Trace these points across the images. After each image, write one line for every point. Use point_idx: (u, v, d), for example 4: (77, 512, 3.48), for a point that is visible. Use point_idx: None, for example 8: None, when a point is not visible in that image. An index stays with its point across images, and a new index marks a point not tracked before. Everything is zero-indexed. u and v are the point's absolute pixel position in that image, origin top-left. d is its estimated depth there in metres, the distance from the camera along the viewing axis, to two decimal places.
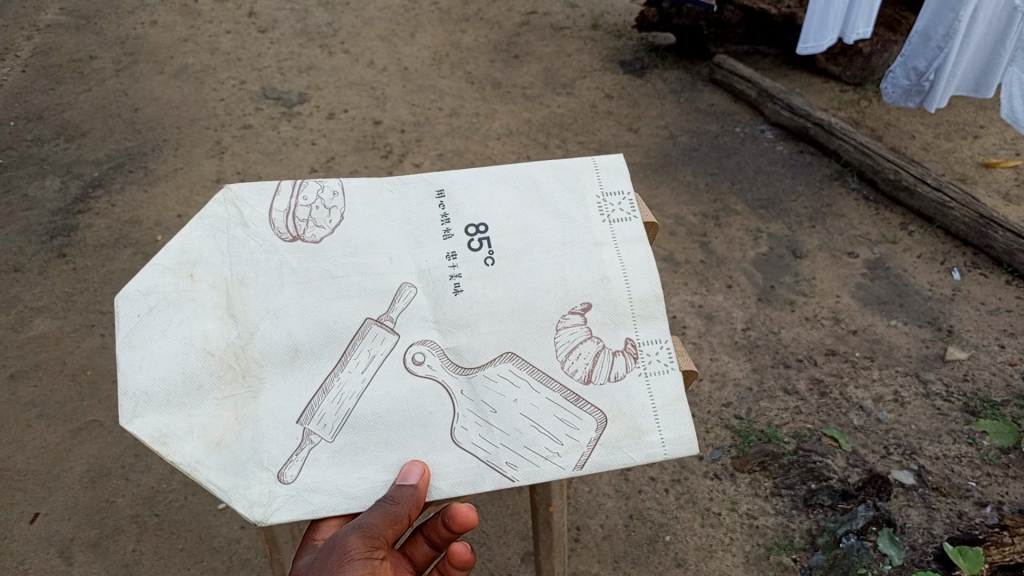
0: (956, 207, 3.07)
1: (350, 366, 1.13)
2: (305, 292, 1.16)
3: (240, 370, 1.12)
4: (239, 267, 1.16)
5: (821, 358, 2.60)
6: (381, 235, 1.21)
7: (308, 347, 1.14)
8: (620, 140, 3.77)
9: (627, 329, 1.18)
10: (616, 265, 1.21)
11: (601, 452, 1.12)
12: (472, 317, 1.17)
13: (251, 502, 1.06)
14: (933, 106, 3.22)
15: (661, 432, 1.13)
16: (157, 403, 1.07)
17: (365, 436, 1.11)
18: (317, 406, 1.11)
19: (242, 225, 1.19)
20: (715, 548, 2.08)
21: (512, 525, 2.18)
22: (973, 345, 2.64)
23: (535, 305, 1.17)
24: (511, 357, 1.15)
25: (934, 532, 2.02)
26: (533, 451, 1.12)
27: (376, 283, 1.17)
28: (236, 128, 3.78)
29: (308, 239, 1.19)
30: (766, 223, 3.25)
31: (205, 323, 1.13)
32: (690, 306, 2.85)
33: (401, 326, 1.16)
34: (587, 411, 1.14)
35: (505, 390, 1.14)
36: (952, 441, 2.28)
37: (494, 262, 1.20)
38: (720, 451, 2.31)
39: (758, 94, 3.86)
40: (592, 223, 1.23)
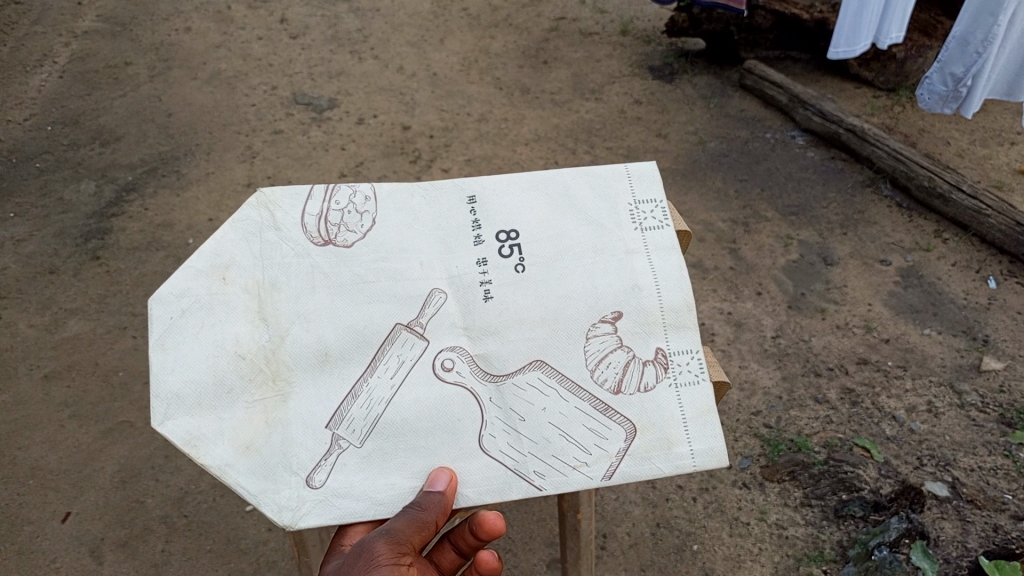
0: (992, 215, 3.01)
1: (380, 372, 1.13)
2: (336, 296, 1.17)
3: (271, 374, 1.12)
4: (271, 270, 1.18)
5: (852, 367, 2.57)
6: (412, 240, 1.22)
7: (337, 351, 1.14)
8: (648, 145, 3.76)
9: (657, 338, 1.17)
10: (648, 273, 1.20)
11: (629, 462, 1.11)
12: (502, 324, 1.16)
13: (280, 505, 1.07)
14: (971, 113, 3.16)
15: (691, 443, 1.12)
16: (189, 405, 1.09)
17: (393, 442, 1.11)
18: (347, 411, 1.12)
19: (274, 228, 1.20)
20: (744, 558, 2.06)
21: (538, 534, 2.17)
22: (1010, 355, 2.59)
23: (564, 312, 1.17)
24: (541, 365, 1.14)
25: (968, 546, 1.98)
26: (561, 460, 1.11)
27: (407, 288, 1.18)
28: (267, 133, 3.83)
29: (339, 245, 1.20)
30: (797, 230, 3.22)
31: (236, 326, 1.14)
32: (719, 313, 2.83)
33: (431, 332, 1.16)
34: (616, 421, 1.13)
35: (533, 399, 1.13)
36: (988, 453, 2.23)
37: (525, 269, 1.20)
38: (749, 460, 2.28)
39: (790, 100, 3.83)
40: (623, 231, 1.23)
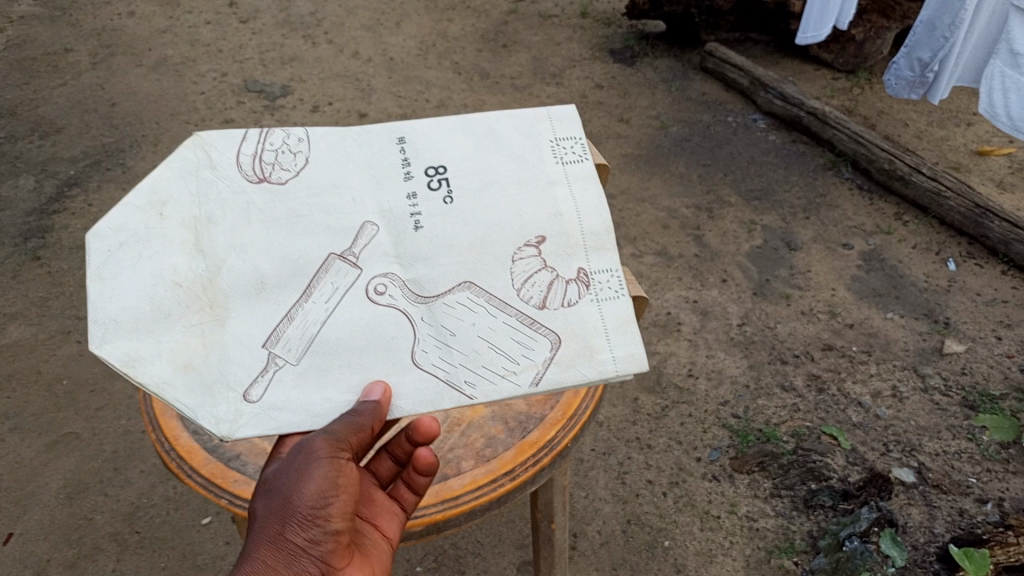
0: (951, 196, 3.03)
1: (310, 303, 0.97)
2: (273, 230, 0.99)
3: (208, 300, 0.95)
4: (207, 205, 0.99)
5: (818, 353, 2.57)
6: (346, 177, 1.03)
7: (274, 280, 0.97)
8: (610, 131, 3.72)
9: (578, 258, 1.02)
10: (569, 200, 1.04)
11: (554, 372, 0.97)
12: (433, 250, 1.00)
13: (217, 418, 0.91)
14: (938, 98, 3.15)
15: (612, 350, 0.98)
16: (127, 330, 0.92)
17: (330, 359, 0.96)
18: (283, 332, 0.96)
19: (210, 167, 1.01)
20: (715, 552, 2.04)
21: (505, 535, 2.13)
22: (970, 337, 2.60)
23: (493, 237, 1.01)
24: (471, 285, 0.99)
25: (935, 531, 1.97)
26: (490, 370, 0.97)
27: (342, 220, 1.00)
28: (218, 123, 3.70)
29: (273, 184, 1.01)
30: (760, 215, 3.21)
31: (170, 255, 0.96)
32: (684, 301, 2.81)
33: (363, 259, 0.99)
34: (541, 333, 0.99)
35: (462, 316, 0.99)
36: (952, 437, 2.24)
37: (454, 199, 1.02)
38: (718, 452, 2.27)
39: (751, 83, 3.82)
40: (543, 163, 1.06)
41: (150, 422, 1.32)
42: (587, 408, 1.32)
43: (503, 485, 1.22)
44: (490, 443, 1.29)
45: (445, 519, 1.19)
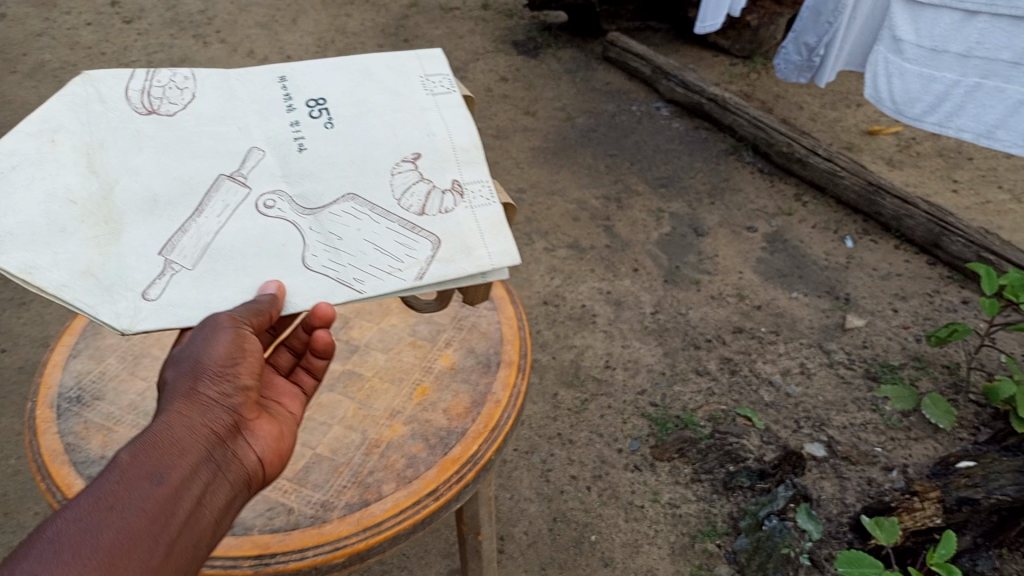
0: (846, 175, 3.14)
1: (203, 219, 0.97)
2: (165, 154, 0.99)
3: (103, 215, 0.94)
4: (98, 133, 0.98)
5: (729, 336, 2.63)
6: (233, 107, 1.05)
7: (167, 195, 0.97)
8: (517, 124, 3.70)
9: (452, 171, 1.06)
10: (440, 123, 1.09)
11: (438, 268, 0.99)
12: (317, 166, 1.02)
13: (116, 313, 0.89)
14: (825, 81, 3.19)
15: (487, 246, 1.01)
16: (21, 241, 0.87)
17: (223, 264, 0.96)
18: (177, 240, 0.95)
19: (99, 100, 1.00)
20: (641, 542, 2.06)
21: (432, 544, 2.10)
22: (870, 311, 2.71)
23: (372, 154, 1.04)
24: (353, 198, 1.02)
25: (847, 502, 2.04)
26: (376, 268, 0.98)
27: (229, 144, 1.02)
28: None
29: (162, 115, 1.02)
30: (667, 202, 3.26)
31: (64, 174, 0.93)
32: (599, 293, 2.82)
33: (252, 178, 1.00)
34: (422, 236, 1.01)
35: (345, 224, 1.01)
36: (858, 409, 2.33)
37: (334, 124, 1.05)
38: (638, 442, 2.29)
39: (652, 71, 3.87)
40: (415, 94, 1.12)
41: (40, 471, 1.23)
42: (509, 418, 1.33)
43: (428, 505, 1.20)
44: (412, 462, 1.26)
45: (369, 548, 1.16)
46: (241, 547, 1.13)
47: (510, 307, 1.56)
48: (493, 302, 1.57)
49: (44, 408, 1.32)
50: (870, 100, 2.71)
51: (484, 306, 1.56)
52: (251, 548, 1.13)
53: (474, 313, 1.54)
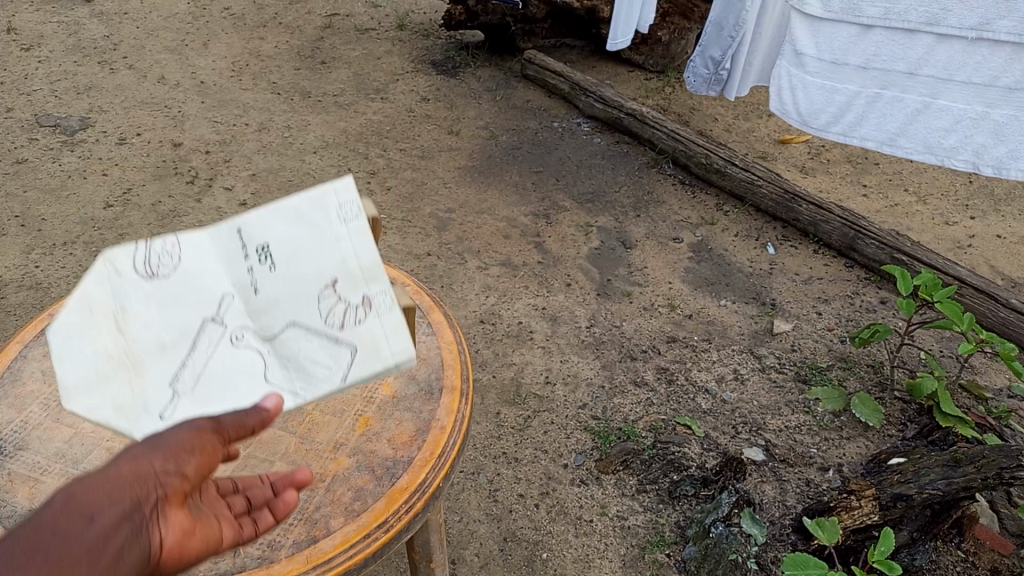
0: (763, 185, 3.26)
1: (192, 359, 1.03)
2: (159, 309, 1.05)
3: (130, 367, 1.02)
4: (118, 297, 1.05)
5: (664, 346, 2.67)
6: (208, 263, 1.08)
7: (170, 342, 1.03)
8: (441, 144, 3.70)
9: (365, 289, 1.07)
10: (352, 247, 1.08)
11: (358, 369, 1.01)
12: (272, 303, 1.06)
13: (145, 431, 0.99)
14: (733, 94, 3.22)
15: (391, 350, 1.02)
16: (84, 390, 1.01)
17: (211, 395, 1.01)
18: (177, 381, 1.02)
19: (114, 271, 1.06)
20: (592, 556, 2.06)
21: (382, 572, 2.05)
22: (795, 315, 2.81)
23: (303, 288, 1.07)
24: (294, 326, 1.05)
25: (788, 504, 2.11)
26: (310, 390, 1.01)
27: (203, 297, 1.06)
28: (9, 164, 3.38)
29: (160, 276, 1.07)
30: (595, 216, 3.30)
31: (99, 335, 1.03)
32: (534, 309, 2.84)
33: (227, 317, 1.06)
34: (343, 349, 1.03)
35: (291, 350, 1.04)
36: (792, 412, 2.40)
37: (274, 263, 1.07)
38: (583, 456, 2.30)
39: (571, 88, 3.94)
40: (328, 219, 1.09)
41: None
42: (455, 444, 1.30)
43: (377, 539, 1.16)
44: (359, 495, 1.21)
45: None
46: None
47: (449, 331, 1.52)
48: (432, 327, 1.52)
49: None
50: (778, 113, 2.82)
51: (422, 330, 1.52)
52: None
53: (413, 337, 1.50)
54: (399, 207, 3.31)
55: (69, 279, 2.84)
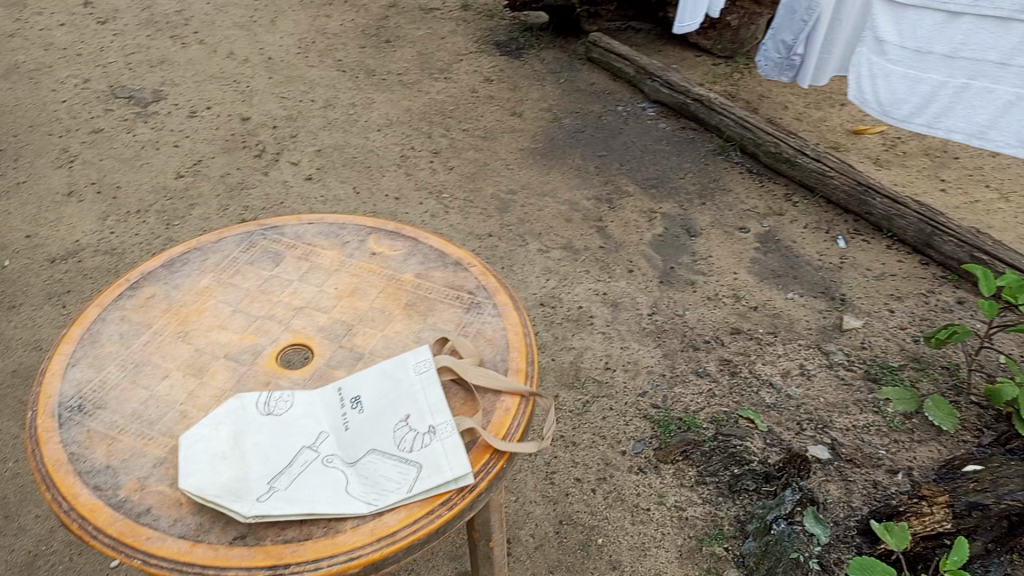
0: (835, 176, 3.16)
1: (290, 469, 1.17)
2: (270, 434, 1.22)
3: (237, 466, 1.17)
4: (239, 427, 1.23)
5: (727, 337, 2.62)
6: (314, 409, 1.27)
7: (274, 457, 1.18)
8: (504, 125, 3.67)
9: (435, 420, 1.23)
10: (429, 391, 1.27)
11: (421, 484, 1.15)
12: (361, 435, 1.22)
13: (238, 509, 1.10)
14: (804, 81, 3.11)
15: (451, 466, 1.17)
16: (197, 480, 1.15)
17: (300, 492, 1.14)
18: (275, 484, 1.14)
19: (240, 405, 1.26)
20: (649, 545, 2.03)
21: (438, 548, 2.05)
22: (866, 312, 2.72)
23: (387, 420, 1.23)
24: (375, 449, 1.19)
25: (853, 506, 2.04)
26: (382, 493, 1.14)
27: (306, 431, 1.23)
28: (86, 133, 3.48)
29: (276, 414, 1.25)
30: (659, 203, 3.25)
31: (221, 444, 1.20)
32: (594, 294, 2.80)
33: (322, 446, 1.21)
34: (411, 464, 1.17)
35: (370, 466, 1.18)
36: (860, 411, 2.33)
37: (365, 407, 1.26)
38: (642, 444, 2.27)
39: (637, 72, 3.86)
40: (409, 373, 1.30)
41: (45, 482, 1.18)
42: (520, 425, 1.27)
43: (442, 516, 1.13)
44: None
45: (384, 558, 1.09)
46: (253, 557, 1.07)
47: (515, 313, 1.49)
48: (498, 308, 1.50)
49: (46, 417, 1.28)
50: (856, 102, 2.71)
51: (488, 311, 1.49)
52: (265, 558, 1.07)
53: (478, 318, 1.47)
54: (462, 186, 3.30)
55: (141, 245, 2.91)
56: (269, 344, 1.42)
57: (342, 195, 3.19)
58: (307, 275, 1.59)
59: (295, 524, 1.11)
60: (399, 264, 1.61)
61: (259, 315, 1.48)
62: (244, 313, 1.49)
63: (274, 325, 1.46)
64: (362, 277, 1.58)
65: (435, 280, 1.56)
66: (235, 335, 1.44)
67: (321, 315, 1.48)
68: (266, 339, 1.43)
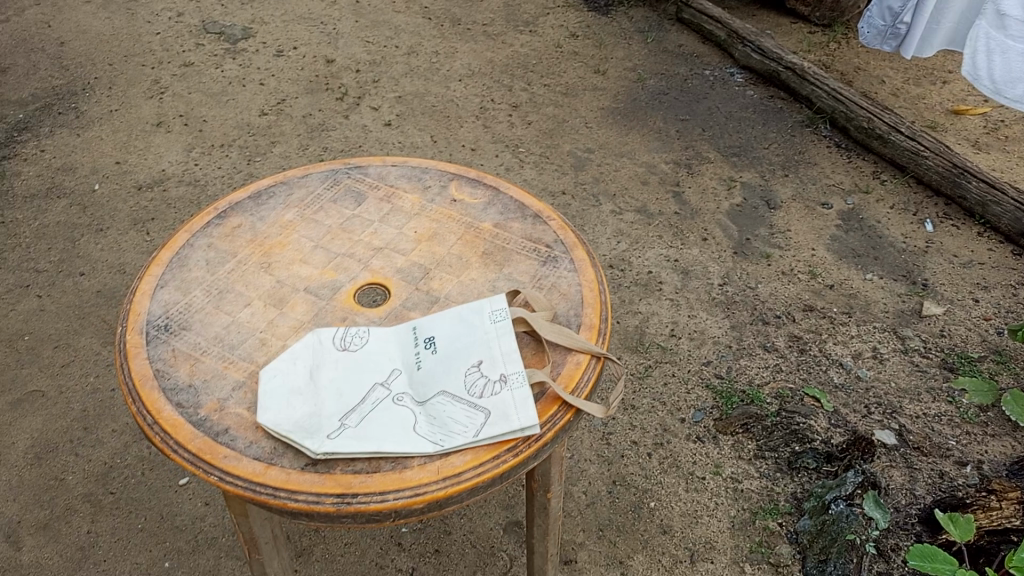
0: (929, 156, 3.02)
1: (362, 406, 1.20)
2: (345, 370, 1.25)
3: (313, 399, 1.21)
4: (316, 360, 1.27)
5: (799, 314, 2.55)
6: (388, 348, 1.29)
7: (348, 393, 1.22)
8: (586, 83, 3.62)
9: (505, 369, 1.24)
10: (500, 340, 1.28)
11: (489, 429, 1.16)
12: (432, 377, 1.24)
13: (312, 441, 1.14)
14: (908, 52, 2.94)
15: (519, 416, 1.18)
16: (274, 411, 1.19)
17: (371, 427, 1.17)
18: (348, 419, 1.18)
19: (317, 339, 1.30)
20: (701, 513, 2.03)
21: (491, 496, 2.10)
22: (948, 299, 2.61)
23: (458, 364, 1.25)
24: (446, 393, 1.21)
25: (916, 494, 1.99)
26: (450, 436, 1.16)
27: (380, 369, 1.26)
28: (176, 66, 3.57)
29: (352, 350, 1.28)
30: (739, 171, 3.16)
31: (299, 377, 1.24)
32: (665, 260, 2.76)
33: (394, 384, 1.23)
34: (480, 410, 1.19)
35: (440, 408, 1.20)
36: (932, 399, 2.26)
37: (438, 350, 1.28)
38: (702, 413, 2.25)
39: (728, 35, 3.74)
40: (482, 320, 1.31)
41: (131, 395, 1.24)
42: (590, 379, 1.28)
43: (507, 461, 1.15)
44: None
45: (449, 496, 1.11)
46: (323, 484, 1.11)
47: (591, 269, 1.48)
48: (574, 263, 1.49)
49: (134, 334, 1.33)
50: (968, 78, 2.57)
51: (564, 266, 1.48)
52: (334, 486, 1.10)
53: (554, 272, 1.47)
54: (539, 142, 3.27)
55: (224, 178, 2.99)
56: (348, 282, 1.45)
57: (419, 143, 3.21)
58: (388, 217, 1.61)
59: (364, 457, 1.14)
60: (479, 213, 1.62)
61: (339, 253, 1.51)
62: (324, 249, 1.52)
63: (353, 263, 1.49)
64: (442, 223, 1.59)
65: (513, 231, 1.57)
66: (316, 270, 1.47)
67: (399, 257, 1.50)
68: (345, 276, 1.46)
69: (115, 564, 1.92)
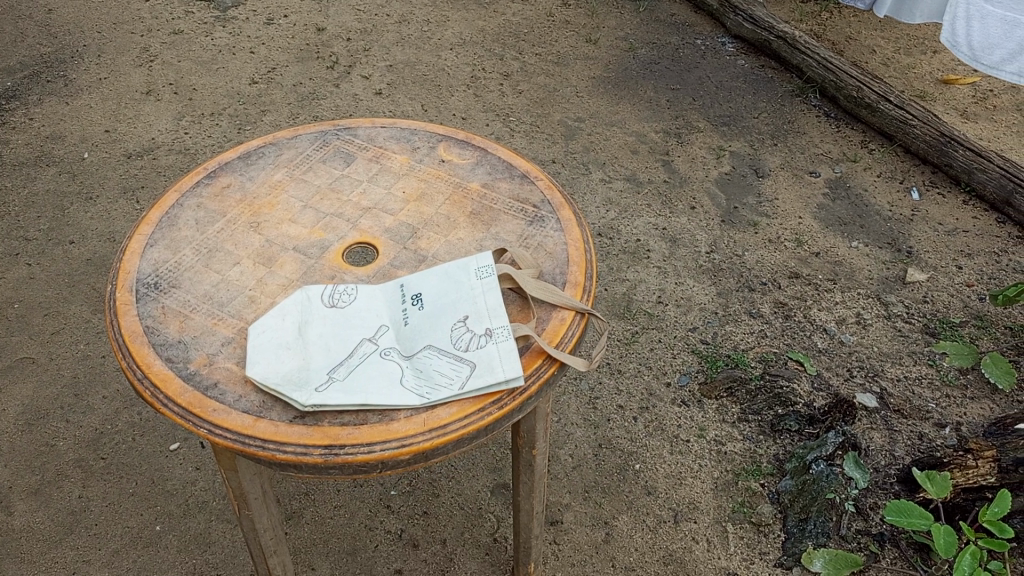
0: (917, 125, 3.03)
1: (350, 361, 1.23)
2: (333, 325, 1.28)
3: (302, 354, 1.24)
4: (304, 316, 1.29)
5: (784, 281, 2.59)
6: (375, 305, 1.32)
7: (336, 348, 1.25)
8: (578, 52, 3.61)
9: (490, 323, 1.27)
10: (485, 295, 1.30)
11: (473, 381, 1.19)
12: (418, 333, 1.27)
13: (300, 394, 1.17)
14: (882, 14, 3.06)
15: (503, 368, 1.21)
16: (264, 366, 1.22)
17: (358, 381, 1.20)
18: (336, 373, 1.21)
19: (306, 295, 1.33)
20: (684, 475, 2.07)
21: (478, 459, 2.14)
22: (932, 266, 2.64)
23: (444, 319, 1.28)
24: (431, 347, 1.25)
25: (896, 455, 2.04)
26: (435, 388, 1.19)
27: (368, 325, 1.29)
28: (166, 34, 3.56)
29: (340, 306, 1.31)
30: (728, 141, 3.18)
31: (288, 332, 1.27)
32: (654, 229, 2.78)
33: (382, 339, 1.27)
34: (465, 363, 1.22)
35: (425, 362, 1.23)
36: (914, 363, 2.30)
37: (424, 305, 1.30)
38: (687, 377, 2.29)
39: (719, 4, 3.73)
40: (467, 276, 1.33)
41: (121, 350, 1.27)
42: (573, 335, 1.30)
43: (491, 414, 1.18)
44: None
45: (433, 448, 1.15)
46: (311, 436, 1.13)
47: (577, 229, 1.50)
48: (560, 223, 1.51)
49: (124, 291, 1.36)
50: (947, 45, 2.70)
51: (550, 226, 1.50)
52: (322, 437, 1.13)
53: (540, 232, 1.49)
54: (529, 111, 3.27)
55: (214, 147, 3.00)
56: (336, 241, 1.47)
57: (410, 112, 3.21)
58: (376, 177, 1.63)
59: (350, 410, 1.17)
60: (466, 174, 1.64)
61: (328, 212, 1.53)
62: (313, 209, 1.54)
63: (342, 223, 1.51)
64: (429, 183, 1.61)
65: (501, 192, 1.59)
66: (304, 230, 1.49)
67: (387, 217, 1.53)
68: (333, 235, 1.48)
69: (108, 526, 1.96)
